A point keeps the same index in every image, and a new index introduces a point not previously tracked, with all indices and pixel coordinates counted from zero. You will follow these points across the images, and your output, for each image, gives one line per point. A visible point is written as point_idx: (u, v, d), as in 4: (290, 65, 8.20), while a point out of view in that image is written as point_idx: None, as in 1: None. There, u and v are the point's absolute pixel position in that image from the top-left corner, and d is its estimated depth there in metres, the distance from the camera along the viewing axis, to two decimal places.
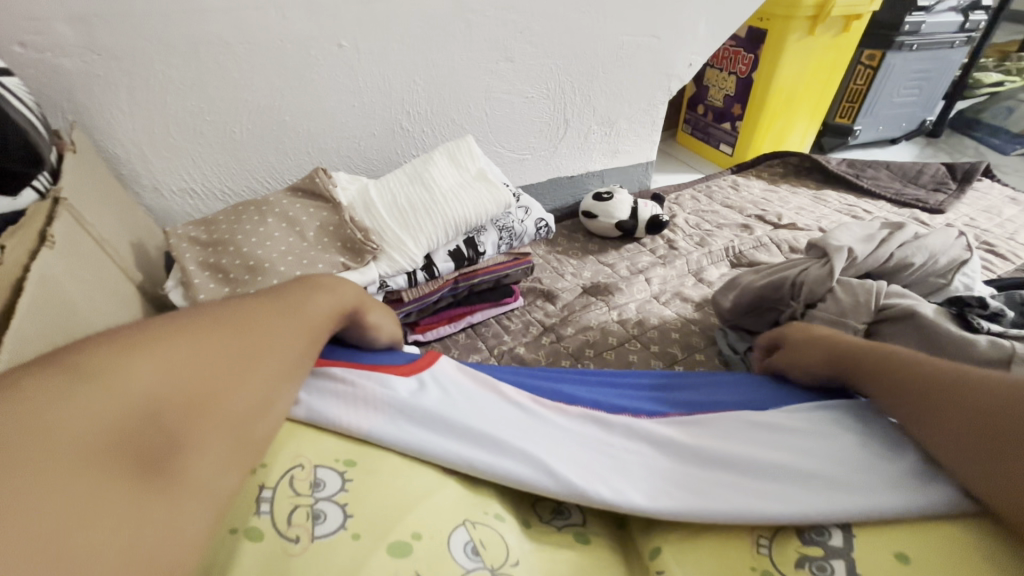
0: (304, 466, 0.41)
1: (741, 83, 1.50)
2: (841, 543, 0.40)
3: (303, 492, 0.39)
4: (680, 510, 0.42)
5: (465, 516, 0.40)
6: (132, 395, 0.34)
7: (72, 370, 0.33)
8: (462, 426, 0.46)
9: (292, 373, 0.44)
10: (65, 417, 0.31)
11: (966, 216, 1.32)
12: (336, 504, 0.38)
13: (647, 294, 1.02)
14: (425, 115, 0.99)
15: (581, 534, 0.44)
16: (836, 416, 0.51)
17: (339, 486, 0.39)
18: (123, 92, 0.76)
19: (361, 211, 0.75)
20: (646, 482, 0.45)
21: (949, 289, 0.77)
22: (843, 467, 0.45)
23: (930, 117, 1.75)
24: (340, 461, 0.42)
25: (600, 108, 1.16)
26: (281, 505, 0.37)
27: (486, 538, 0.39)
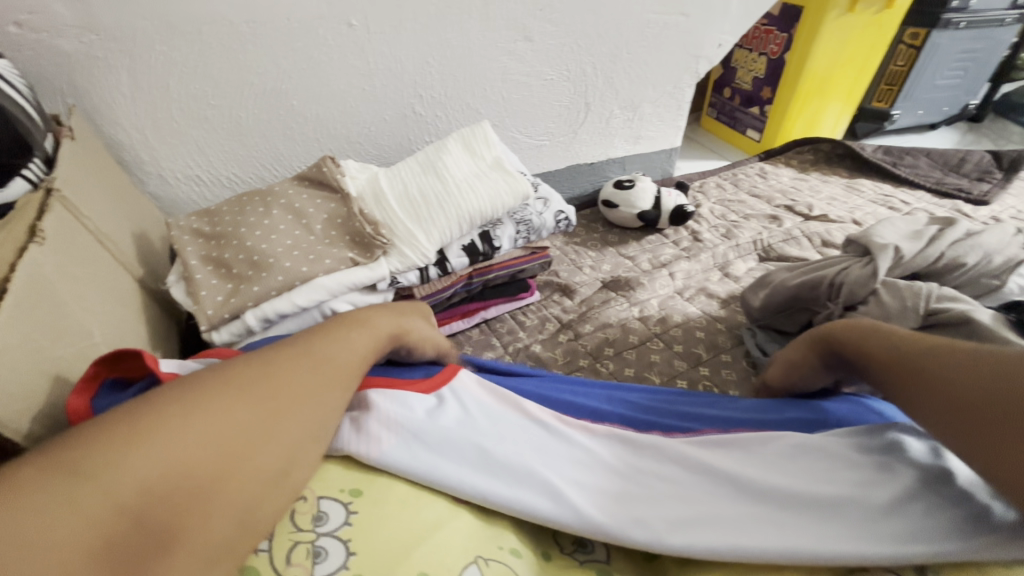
0: (307, 497, 0.38)
1: (772, 64, 1.42)
2: None
3: (304, 527, 0.37)
4: (705, 551, 0.39)
5: (476, 552, 0.38)
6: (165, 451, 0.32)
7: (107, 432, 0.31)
8: (481, 456, 0.43)
9: (333, 412, 0.40)
10: (102, 472, 0.30)
11: (1013, 208, 1.23)
12: (338, 540, 0.36)
13: (669, 289, 0.98)
14: (439, 99, 0.94)
15: (604, 571, 0.41)
16: (887, 440, 0.46)
17: (342, 519, 0.37)
18: (123, 75, 0.72)
19: (372, 203, 0.71)
20: (672, 514, 0.42)
21: (1004, 292, 0.70)
22: (897, 498, 0.41)
23: (974, 101, 1.65)
24: (345, 491, 0.39)
25: (623, 91, 1.10)
26: (280, 539, 0.36)
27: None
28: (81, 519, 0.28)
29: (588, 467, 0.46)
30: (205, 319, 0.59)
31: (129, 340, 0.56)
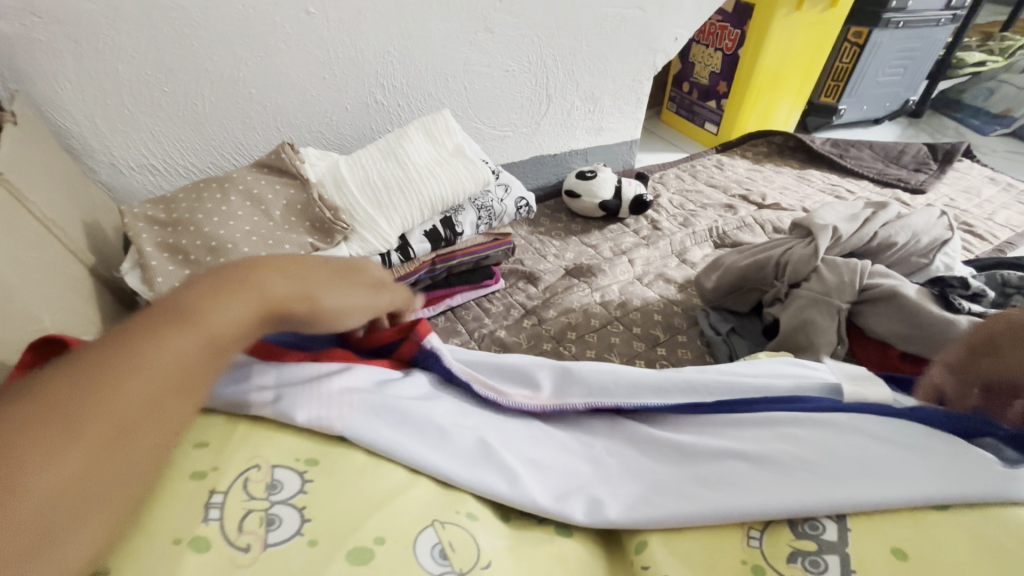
0: (260, 466, 0.37)
1: (727, 59, 1.47)
2: (835, 537, 0.38)
3: (257, 496, 0.35)
4: (658, 515, 0.41)
5: (433, 516, 0.38)
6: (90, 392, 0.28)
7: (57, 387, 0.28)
8: (438, 429, 0.44)
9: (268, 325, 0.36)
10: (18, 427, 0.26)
11: (946, 196, 1.32)
12: (293, 508, 0.35)
13: (629, 275, 1.01)
14: (400, 89, 0.94)
15: (564, 525, 0.42)
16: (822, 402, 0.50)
17: (298, 488, 0.36)
18: (69, 59, 0.70)
19: (333, 189, 0.71)
20: (627, 490, 0.44)
21: (930, 269, 0.77)
22: (828, 452, 0.44)
23: (913, 97, 1.75)
24: (301, 460, 0.38)
25: (583, 83, 1.13)
26: (232, 508, 0.34)
27: (455, 539, 0.37)
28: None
29: (537, 448, 0.48)
30: None
31: (81, 327, 0.55)
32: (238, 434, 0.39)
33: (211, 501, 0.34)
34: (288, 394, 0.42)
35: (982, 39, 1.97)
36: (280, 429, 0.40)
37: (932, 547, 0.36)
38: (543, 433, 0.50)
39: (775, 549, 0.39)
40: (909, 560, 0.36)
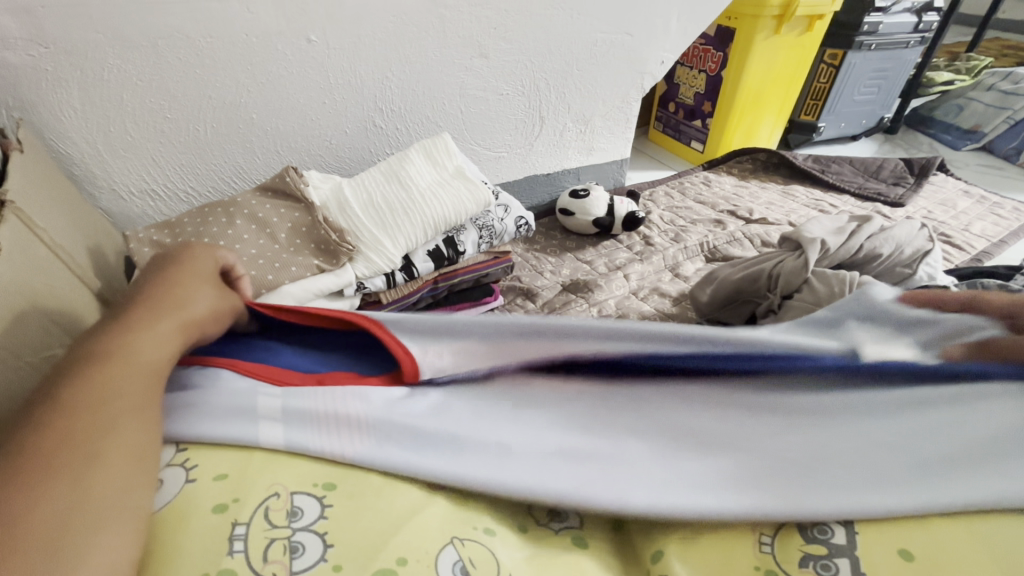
0: (280, 494, 0.38)
1: (710, 81, 1.53)
2: (844, 541, 0.40)
3: (279, 524, 0.36)
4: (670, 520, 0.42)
5: (453, 533, 0.38)
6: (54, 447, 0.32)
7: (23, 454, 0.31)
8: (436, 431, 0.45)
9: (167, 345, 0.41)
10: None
11: (924, 209, 1.37)
12: (315, 534, 0.36)
13: (625, 290, 1.03)
14: (398, 113, 0.97)
15: (580, 537, 0.43)
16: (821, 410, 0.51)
17: (318, 513, 0.37)
18: (75, 89, 0.71)
19: (337, 211, 0.72)
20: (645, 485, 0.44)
21: (915, 279, 0.80)
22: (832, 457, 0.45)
23: (888, 115, 1.82)
24: (318, 485, 0.39)
25: (575, 105, 1.16)
26: (255, 538, 0.35)
27: (476, 555, 0.37)
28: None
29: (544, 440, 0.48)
30: None
31: None
32: (257, 464, 0.40)
33: (235, 534, 0.35)
34: (295, 422, 0.43)
35: (950, 59, 2.06)
36: (295, 454, 0.41)
37: (940, 547, 0.38)
38: (563, 414, 0.50)
39: (787, 554, 0.40)
40: (915, 561, 0.37)
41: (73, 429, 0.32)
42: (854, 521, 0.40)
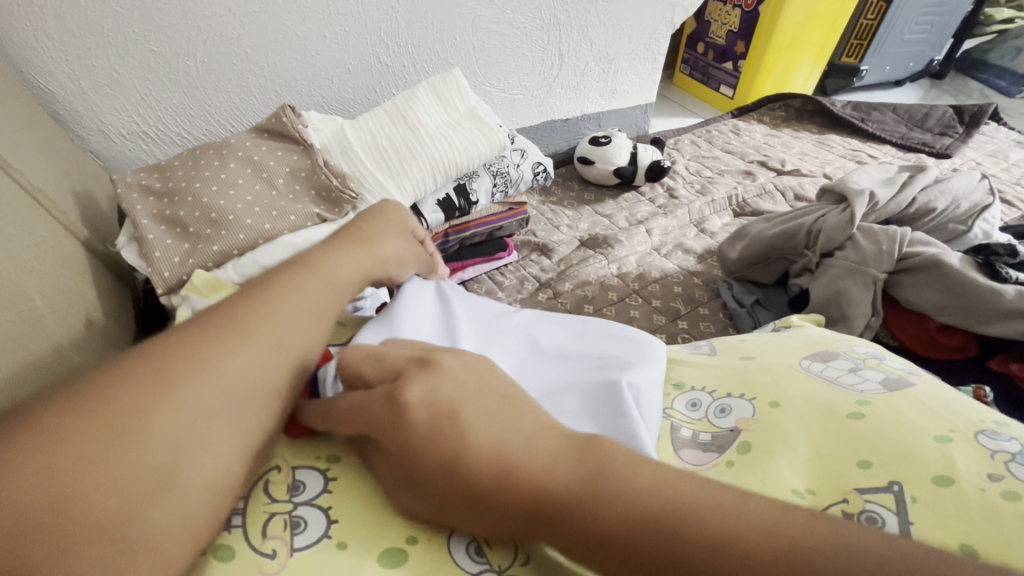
0: (280, 466, 0.34)
1: (745, 17, 1.39)
2: None
3: (279, 498, 0.33)
4: None
5: None
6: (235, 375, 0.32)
7: (227, 326, 0.33)
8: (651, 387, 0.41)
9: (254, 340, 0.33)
10: (212, 383, 0.31)
11: (973, 160, 1.27)
12: (318, 509, 0.32)
13: (647, 246, 0.97)
14: (405, 48, 0.88)
15: None
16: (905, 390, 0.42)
17: (322, 487, 0.34)
18: (50, 15, 0.64)
19: (338, 153, 0.66)
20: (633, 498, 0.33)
21: (968, 237, 0.73)
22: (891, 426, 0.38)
23: (937, 57, 1.67)
24: (322, 457, 0.35)
25: (598, 42, 1.06)
26: (254, 513, 0.32)
27: (492, 534, 0.33)
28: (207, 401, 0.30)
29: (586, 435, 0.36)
30: (162, 281, 0.54)
31: (75, 306, 0.51)
32: None
33: (234, 508, 0.32)
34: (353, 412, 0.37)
35: None
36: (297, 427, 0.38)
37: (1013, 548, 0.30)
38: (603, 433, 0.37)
39: None
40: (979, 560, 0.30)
41: (203, 354, 0.31)
42: (908, 510, 0.33)
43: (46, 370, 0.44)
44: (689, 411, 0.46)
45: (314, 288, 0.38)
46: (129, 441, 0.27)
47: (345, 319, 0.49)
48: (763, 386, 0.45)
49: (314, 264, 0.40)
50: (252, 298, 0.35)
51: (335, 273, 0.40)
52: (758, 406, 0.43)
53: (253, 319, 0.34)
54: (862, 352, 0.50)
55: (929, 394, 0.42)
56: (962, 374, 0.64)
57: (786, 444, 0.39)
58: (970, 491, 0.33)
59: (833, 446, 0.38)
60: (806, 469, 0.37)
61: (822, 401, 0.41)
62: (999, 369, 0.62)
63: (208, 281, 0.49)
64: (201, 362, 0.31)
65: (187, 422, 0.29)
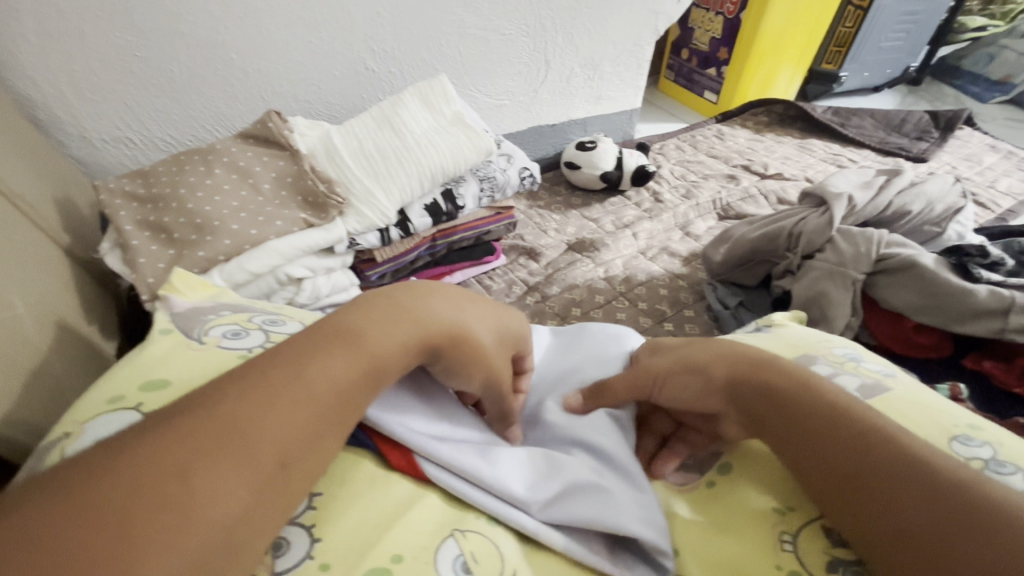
0: None
1: (728, 24, 1.42)
2: None
3: None
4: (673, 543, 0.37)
5: (452, 525, 0.35)
6: (270, 453, 0.28)
7: (268, 388, 0.29)
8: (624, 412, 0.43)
9: (299, 406, 0.29)
10: (241, 465, 0.27)
11: (948, 164, 1.30)
12: (301, 527, 0.33)
13: (633, 249, 0.98)
14: (392, 54, 0.89)
15: None
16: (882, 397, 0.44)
17: (305, 503, 0.34)
18: (30, 20, 0.64)
19: (324, 158, 0.66)
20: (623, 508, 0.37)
21: (943, 239, 0.75)
22: None
23: (914, 63, 1.72)
24: None
25: (583, 48, 1.08)
26: None
27: (478, 549, 0.34)
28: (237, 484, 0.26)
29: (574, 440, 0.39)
30: (146, 288, 0.54)
31: (57, 314, 0.50)
32: None
33: None
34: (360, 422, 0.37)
35: None
36: None
37: None
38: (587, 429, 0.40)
39: (811, 553, 0.37)
40: None
41: (237, 425, 0.28)
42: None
43: (27, 379, 0.43)
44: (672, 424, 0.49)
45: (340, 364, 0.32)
46: (144, 533, 0.23)
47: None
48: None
49: (352, 329, 0.34)
50: (298, 352, 0.32)
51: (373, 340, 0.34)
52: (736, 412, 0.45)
53: (298, 380, 0.30)
54: (841, 353, 0.51)
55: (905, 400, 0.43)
56: (938, 372, 0.66)
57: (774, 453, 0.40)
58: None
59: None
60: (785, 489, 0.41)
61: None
62: (973, 367, 0.64)
63: (190, 285, 0.49)
64: (185, 490, 0.25)
65: (206, 508, 0.25)
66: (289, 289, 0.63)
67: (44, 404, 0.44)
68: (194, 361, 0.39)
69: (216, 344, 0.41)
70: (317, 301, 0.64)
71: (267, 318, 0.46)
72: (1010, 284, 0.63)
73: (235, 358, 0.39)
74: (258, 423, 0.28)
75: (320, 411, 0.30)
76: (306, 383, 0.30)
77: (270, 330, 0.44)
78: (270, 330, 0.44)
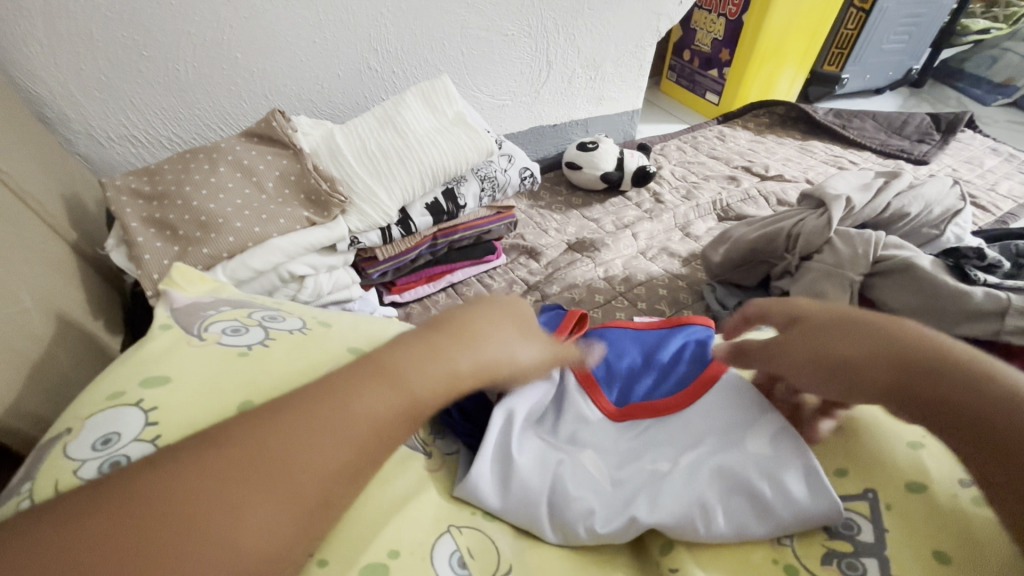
0: None
1: (730, 26, 1.42)
2: (872, 538, 0.36)
3: None
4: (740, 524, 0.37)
5: (448, 521, 0.36)
6: (292, 505, 0.26)
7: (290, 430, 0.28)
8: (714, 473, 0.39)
9: (317, 462, 0.27)
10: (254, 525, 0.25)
11: (949, 167, 1.31)
12: None
13: (633, 249, 0.99)
14: (394, 54, 0.90)
15: None
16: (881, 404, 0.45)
17: None
18: (39, 19, 0.65)
19: (326, 157, 0.67)
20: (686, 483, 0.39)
21: (941, 241, 0.76)
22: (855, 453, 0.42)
23: (917, 66, 1.72)
24: None
25: (585, 49, 1.08)
26: None
27: (473, 545, 0.35)
28: (246, 548, 0.24)
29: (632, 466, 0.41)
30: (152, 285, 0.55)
31: (64, 309, 0.52)
32: None
33: None
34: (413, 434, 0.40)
35: None
36: None
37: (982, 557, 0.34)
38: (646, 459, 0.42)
39: (809, 548, 0.37)
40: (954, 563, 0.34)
41: (256, 469, 0.26)
42: (883, 516, 0.37)
43: (36, 373, 0.44)
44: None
45: (374, 411, 0.30)
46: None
47: (331, 320, 0.49)
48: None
49: (389, 370, 0.32)
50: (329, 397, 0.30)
51: (405, 394, 0.31)
52: None
53: (329, 424, 0.28)
54: None
55: None
56: None
57: None
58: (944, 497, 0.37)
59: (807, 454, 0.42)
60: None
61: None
62: None
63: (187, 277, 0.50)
64: (203, 540, 0.24)
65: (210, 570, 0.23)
66: (291, 287, 0.64)
67: (52, 397, 0.45)
68: (193, 359, 0.39)
69: (216, 341, 0.41)
70: (319, 299, 0.65)
71: (266, 314, 0.47)
72: (1006, 286, 0.63)
73: (235, 355, 0.40)
74: (278, 478, 0.26)
75: (345, 460, 0.28)
76: (324, 431, 0.28)
77: (270, 327, 0.44)
78: (269, 326, 0.44)
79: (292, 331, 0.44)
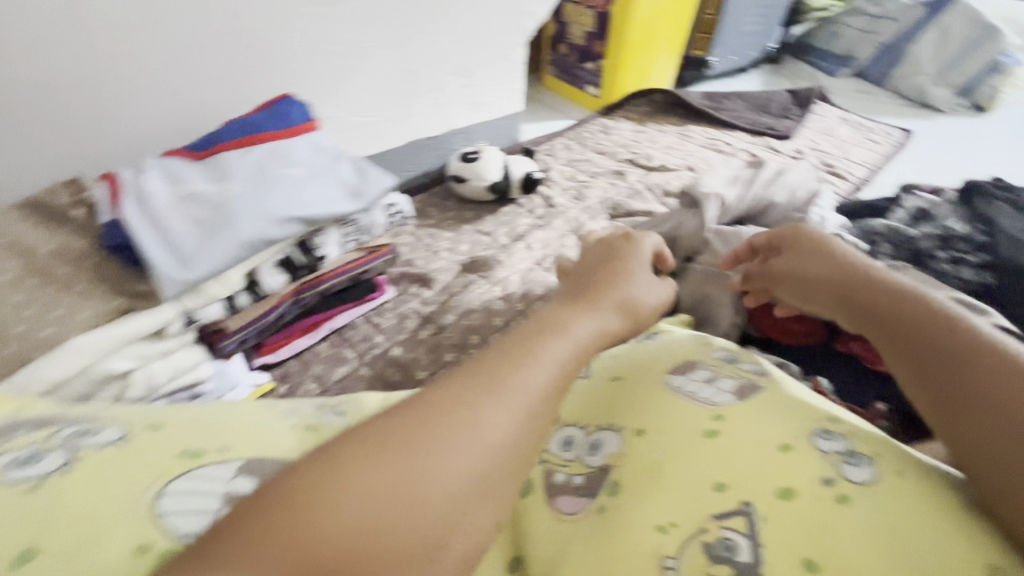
0: None
1: (598, 18, 1.43)
2: (749, 559, 0.35)
3: None
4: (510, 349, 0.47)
5: None
6: (431, 492, 0.28)
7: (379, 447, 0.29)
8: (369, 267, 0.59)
9: (481, 441, 0.30)
10: (382, 500, 0.27)
11: (810, 140, 1.40)
12: None
13: (529, 261, 0.96)
14: (228, 80, 0.79)
15: None
16: (755, 413, 0.43)
17: None
18: None
19: (129, 199, 0.57)
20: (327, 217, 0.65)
21: (808, 223, 0.77)
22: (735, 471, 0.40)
23: (773, 44, 1.83)
24: None
25: (452, 56, 1.02)
26: None
27: None
28: (368, 509, 0.27)
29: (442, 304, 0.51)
30: None
31: None
32: None
33: None
34: None
35: None
36: None
37: (848, 563, 0.34)
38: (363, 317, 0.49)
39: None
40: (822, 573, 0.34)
41: (377, 462, 0.28)
42: (760, 532, 0.36)
43: None
44: (564, 449, 0.47)
45: (472, 456, 0.30)
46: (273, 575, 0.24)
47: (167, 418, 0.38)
48: (632, 412, 0.46)
49: (502, 384, 0.33)
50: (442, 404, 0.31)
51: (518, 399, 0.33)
52: (624, 437, 0.44)
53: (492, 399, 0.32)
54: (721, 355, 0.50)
55: (783, 427, 0.42)
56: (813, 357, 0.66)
57: (650, 482, 0.41)
58: (813, 500, 0.37)
59: (682, 490, 0.39)
60: (670, 507, 0.39)
61: (682, 426, 0.43)
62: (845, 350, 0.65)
63: None
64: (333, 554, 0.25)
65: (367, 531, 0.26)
66: (118, 386, 0.56)
67: None
68: None
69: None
70: (157, 392, 0.57)
71: (77, 431, 0.36)
72: None
73: (20, 493, 0.29)
74: (417, 474, 0.28)
75: (452, 490, 0.29)
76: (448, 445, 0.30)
77: (81, 445, 0.34)
78: (78, 444, 0.34)
79: (104, 447, 0.33)
